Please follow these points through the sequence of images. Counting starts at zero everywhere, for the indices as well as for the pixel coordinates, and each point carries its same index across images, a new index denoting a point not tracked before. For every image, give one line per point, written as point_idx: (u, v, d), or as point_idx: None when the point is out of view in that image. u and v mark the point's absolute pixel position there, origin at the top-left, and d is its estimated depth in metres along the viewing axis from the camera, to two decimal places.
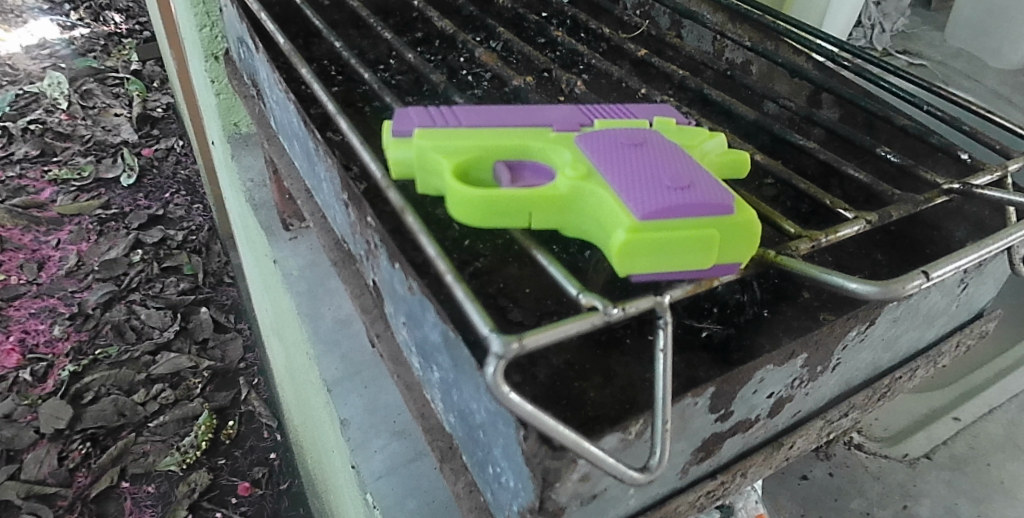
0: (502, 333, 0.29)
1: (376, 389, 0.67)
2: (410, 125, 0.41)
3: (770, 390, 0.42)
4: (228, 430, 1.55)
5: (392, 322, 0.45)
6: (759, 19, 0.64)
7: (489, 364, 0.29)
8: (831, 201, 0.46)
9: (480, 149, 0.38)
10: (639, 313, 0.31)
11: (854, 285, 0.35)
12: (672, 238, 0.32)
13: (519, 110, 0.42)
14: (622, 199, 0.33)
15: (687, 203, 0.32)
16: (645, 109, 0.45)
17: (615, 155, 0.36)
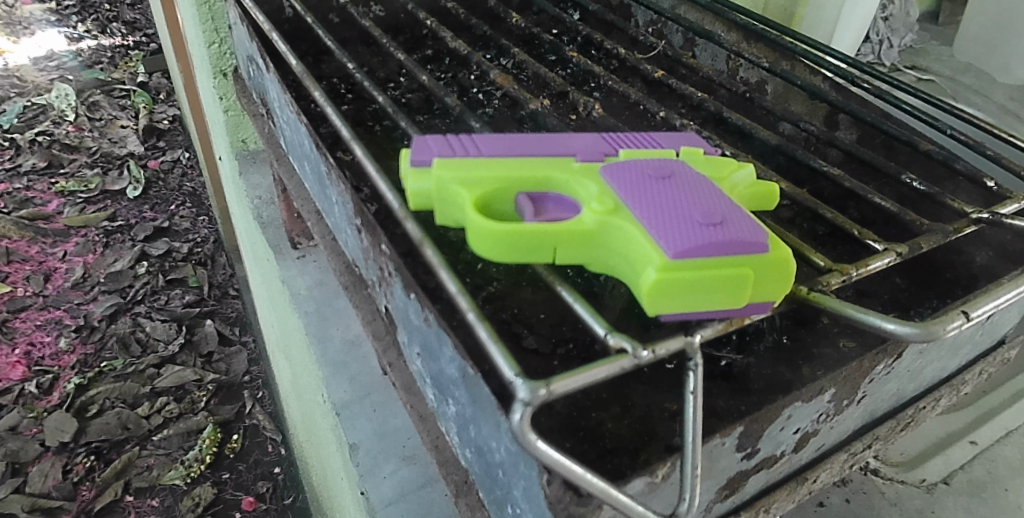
0: (529, 379, 0.29)
1: (386, 412, 0.66)
2: (428, 154, 0.40)
3: (797, 425, 0.41)
4: (233, 444, 1.53)
5: (405, 351, 0.45)
6: (776, 39, 0.62)
7: (516, 410, 0.28)
8: (859, 232, 0.45)
9: (503, 181, 0.38)
10: (668, 355, 0.31)
11: (892, 326, 0.34)
12: (703, 276, 0.32)
13: (539, 138, 0.42)
14: (651, 236, 0.33)
15: (721, 241, 0.32)
16: (669, 136, 0.44)
17: (642, 188, 0.36)
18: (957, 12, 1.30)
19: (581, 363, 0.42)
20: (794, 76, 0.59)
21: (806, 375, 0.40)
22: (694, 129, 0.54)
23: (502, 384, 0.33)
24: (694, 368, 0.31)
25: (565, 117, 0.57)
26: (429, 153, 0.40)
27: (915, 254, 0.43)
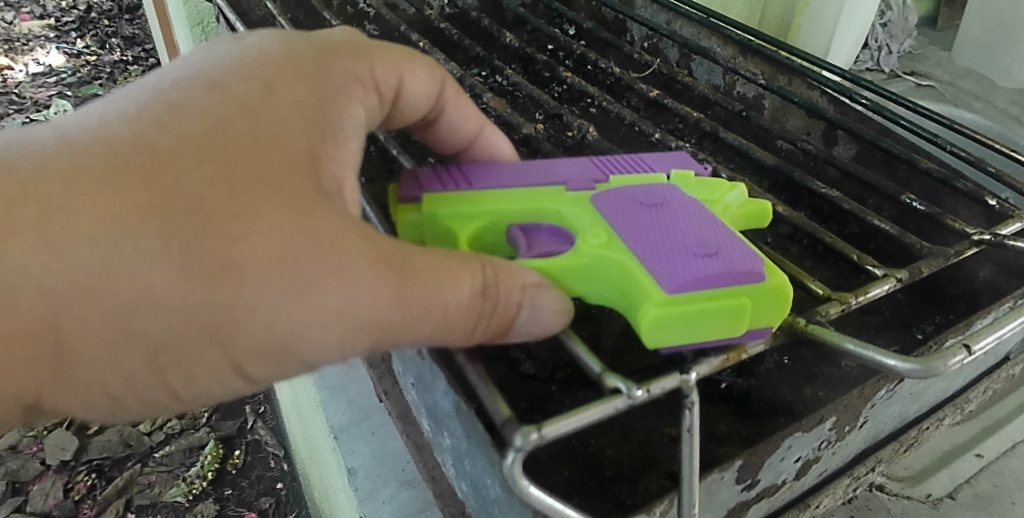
0: (520, 424, 0.28)
1: (385, 434, 0.65)
2: (417, 187, 0.40)
3: (798, 454, 0.40)
4: (234, 461, 1.34)
5: (401, 380, 0.44)
6: (775, 55, 0.62)
7: (508, 455, 0.28)
8: (858, 256, 0.45)
9: (493, 216, 0.38)
10: (663, 394, 0.30)
11: (893, 361, 0.34)
12: (700, 309, 0.32)
13: (529, 164, 0.42)
14: (647, 271, 0.33)
15: (717, 273, 0.32)
16: (663, 157, 0.44)
17: (636, 217, 0.36)
18: (956, 16, 1.29)
19: (580, 390, 0.41)
20: (792, 93, 0.59)
21: (808, 399, 0.39)
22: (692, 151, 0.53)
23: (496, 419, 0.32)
24: (689, 406, 0.31)
25: (561, 138, 0.57)
26: (419, 185, 0.40)
27: (916, 277, 0.43)
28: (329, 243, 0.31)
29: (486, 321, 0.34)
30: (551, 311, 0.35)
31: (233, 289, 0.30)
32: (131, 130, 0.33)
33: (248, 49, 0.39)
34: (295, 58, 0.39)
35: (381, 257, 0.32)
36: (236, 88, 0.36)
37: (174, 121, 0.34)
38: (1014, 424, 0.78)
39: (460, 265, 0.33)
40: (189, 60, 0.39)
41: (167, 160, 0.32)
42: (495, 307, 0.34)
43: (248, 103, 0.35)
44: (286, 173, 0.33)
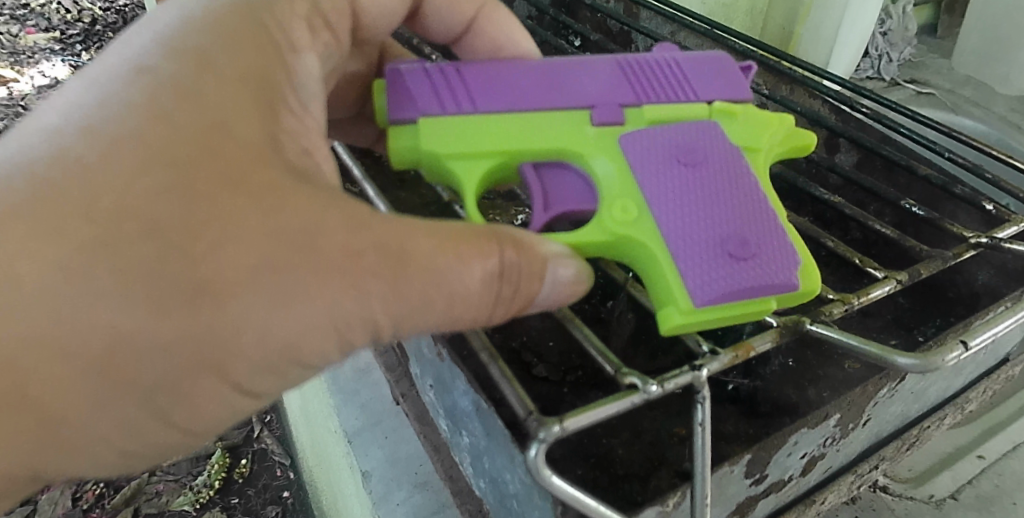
0: (542, 417, 0.29)
1: (397, 439, 0.66)
2: (412, 103, 0.42)
3: (804, 450, 0.42)
4: (242, 469, 1.35)
5: (418, 383, 0.45)
6: (779, 67, 0.63)
7: (532, 447, 0.29)
8: (860, 259, 0.46)
9: (512, 156, 0.43)
10: (676, 388, 0.32)
11: (895, 357, 0.35)
12: (726, 314, 0.39)
13: (554, 77, 0.44)
14: (683, 278, 0.39)
15: (749, 288, 0.38)
16: (693, 66, 0.46)
17: (671, 193, 0.41)
18: (955, 24, 1.30)
19: (590, 391, 0.43)
20: (795, 103, 0.60)
21: (812, 398, 0.41)
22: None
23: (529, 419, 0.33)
24: (702, 400, 0.32)
25: None
26: (413, 101, 0.42)
27: (916, 279, 0.44)
28: (326, 245, 0.34)
29: (500, 299, 0.37)
30: (560, 282, 0.39)
31: (235, 294, 0.33)
32: (118, 119, 0.35)
33: (191, 20, 0.41)
34: (243, 30, 0.41)
35: (378, 249, 0.35)
36: (197, 63, 0.38)
37: (156, 103, 0.36)
38: (1015, 426, 0.79)
39: (473, 247, 0.36)
40: (136, 36, 0.40)
41: (163, 146, 0.34)
42: (508, 287, 0.37)
43: (213, 78, 0.38)
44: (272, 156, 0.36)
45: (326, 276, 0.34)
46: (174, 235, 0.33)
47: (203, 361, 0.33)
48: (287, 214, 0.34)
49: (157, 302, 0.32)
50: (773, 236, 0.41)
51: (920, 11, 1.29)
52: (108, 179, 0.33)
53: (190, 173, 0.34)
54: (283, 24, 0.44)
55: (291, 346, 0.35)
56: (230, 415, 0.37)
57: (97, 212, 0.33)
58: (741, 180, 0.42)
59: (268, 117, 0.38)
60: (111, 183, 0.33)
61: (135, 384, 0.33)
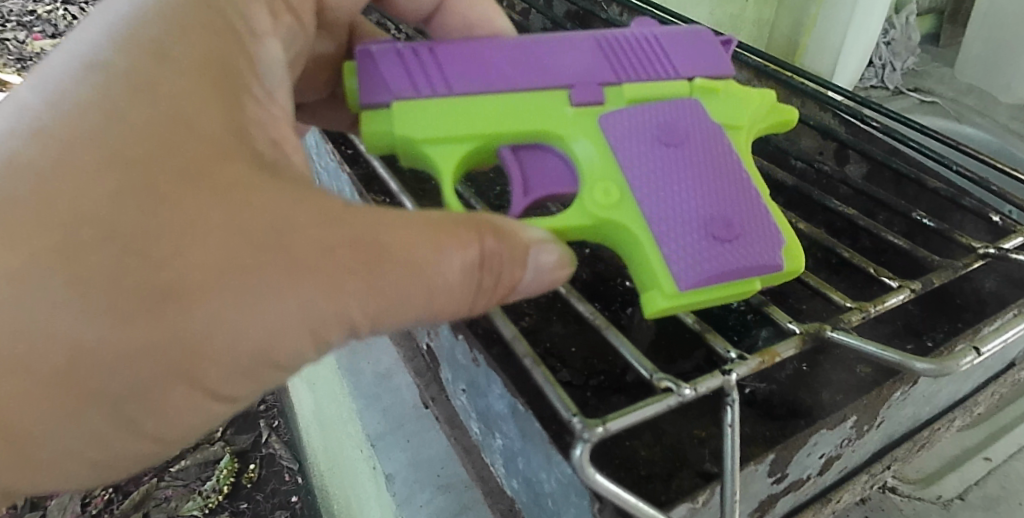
0: (586, 417, 0.31)
1: (418, 443, 0.68)
2: (385, 88, 0.45)
3: (822, 451, 0.43)
4: (250, 474, 1.36)
5: (447, 387, 0.47)
6: (789, 81, 0.66)
7: (577, 446, 0.31)
8: (874, 269, 0.48)
9: (488, 139, 0.46)
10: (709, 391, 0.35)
11: (914, 363, 0.37)
12: (708, 295, 0.44)
13: (533, 58, 0.47)
14: (666, 260, 0.43)
15: (732, 272, 0.43)
16: (671, 44, 0.50)
17: (656, 180, 0.45)
18: (957, 33, 1.32)
19: (612, 395, 0.45)
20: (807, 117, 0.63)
21: (827, 401, 0.43)
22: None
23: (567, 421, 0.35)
24: (732, 404, 0.35)
25: None
26: (386, 86, 0.45)
27: (928, 288, 0.46)
28: (296, 242, 0.36)
29: (483, 288, 0.40)
30: (543, 266, 0.42)
31: (203, 297, 0.35)
32: (85, 106, 0.38)
33: (144, 7, 0.43)
34: (197, 15, 0.44)
35: (352, 243, 0.37)
36: (152, 49, 0.41)
37: (116, 90, 0.39)
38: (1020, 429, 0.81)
39: (453, 237, 0.39)
40: (94, 24, 0.43)
41: (127, 132, 0.37)
42: (490, 275, 0.40)
43: (171, 64, 0.41)
44: (236, 146, 0.39)
45: (295, 273, 0.36)
46: (133, 241, 0.35)
47: (173, 368, 0.36)
48: (252, 212, 0.36)
49: (122, 308, 0.34)
50: (748, 215, 0.45)
51: (923, 19, 1.31)
52: (77, 177, 0.36)
53: (159, 163, 0.37)
54: (239, 13, 0.47)
55: (263, 347, 0.37)
56: (204, 421, 0.39)
57: (66, 215, 0.35)
58: (718, 162, 0.46)
59: (228, 103, 0.41)
60: (78, 183, 0.36)
61: (106, 387, 0.35)
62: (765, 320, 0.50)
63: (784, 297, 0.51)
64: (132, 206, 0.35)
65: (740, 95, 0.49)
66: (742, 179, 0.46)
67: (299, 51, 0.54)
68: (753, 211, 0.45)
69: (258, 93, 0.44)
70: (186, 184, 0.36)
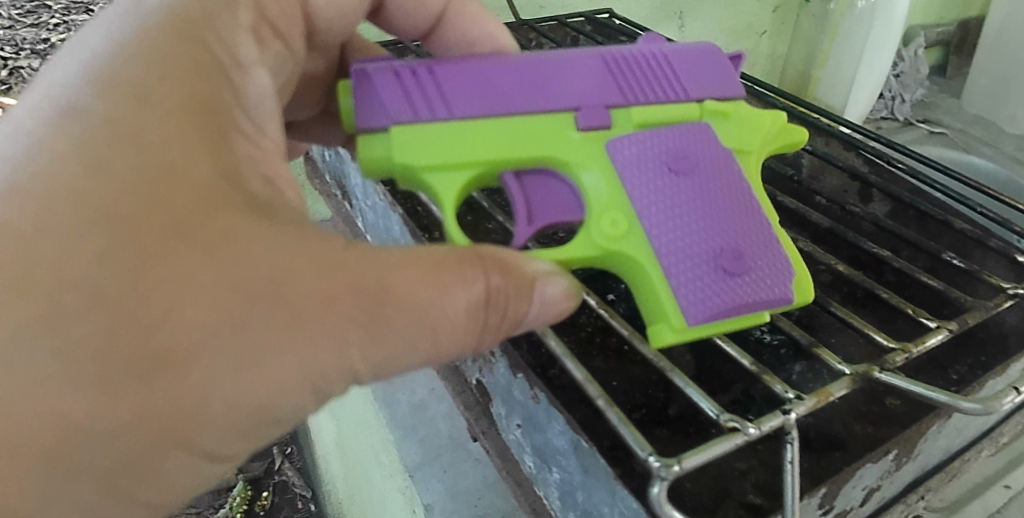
0: (662, 455, 0.33)
1: (456, 473, 0.69)
2: (383, 110, 0.47)
3: (866, 483, 0.45)
4: (263, 502, 1.39)
5: (498, 421, 0.49)
6: (818, 123, 0.70)
7: (656, 484, 0.33)
8: (913, 310, 0.51)
9: (494, 166, 0.48)
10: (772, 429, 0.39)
11: (963, 403, 0.40)
12: (713, 326, 0.46)
13: (540, 82, 0.49)
14: (675, 293, 0.46)
15: (739, 305, 0.46)
16: (679, 66, 0.52)
17: (668, 211, 0.47)
18: (963, 65, 1.36)
19: (654, 428, 0.46)
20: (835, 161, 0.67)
21: (859, 433, 0.44)
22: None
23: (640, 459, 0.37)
24: (793, 440, 0.38)
25: None
26: (384, 109, 0.47)
27: (963, 327, 0.50)
28: (295, 295, 0.38)
29: (487, 325, 0.42)
30: (549, 299, 0.44)
31: (199, 355, 0.37)
32: (81, 146, 0.39)
33: (120, 44, 0.44)
34: (180, 48, 0.45)
35: (355, 289, 0.39)
36: (133, 90, 0.41)
37: (97, 137, 0.39)
38: None
39: (456, 276, 0.41)
40: (71, 63, 0.44)
41: (111, 185, 0.38)
42: (495, 311, 0.42)
43: (152, 106, 0.41)
44: (230, 193, 0.40)
45: (293, 327, 0.38)
46: (128, 301, 0.36)
47: (170, 427, 0.37)
48: (252, 263, 0.38)
49: (117, 367, 0.36)
50: (754, 245, 0.48)
51: (931, 51, 1.34)
52: (65, 234, 0.37)
53: (165, 205, 0.38)
54: (221, 41, 0.47)
55: (262, 400, 0.39)
56: (197, 474, 0.42)
57: (57, 275, 0.36)
58: (726, 191, 0.48)
59: (215, 145, 0.41)
60: (67, 241, 0.37)
61: (151, 440, 0.37)
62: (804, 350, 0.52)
63: (816, 327, 0.53)
64: (123, 264, 0.36)
65: (747, 119, 0.51)
66: (749, 208, 0.49)
67: (288, 75, 0.55)
68: (759, 240, 0.48)
69: (246, 127, 0.45)
70: (209, 246, 0.37)
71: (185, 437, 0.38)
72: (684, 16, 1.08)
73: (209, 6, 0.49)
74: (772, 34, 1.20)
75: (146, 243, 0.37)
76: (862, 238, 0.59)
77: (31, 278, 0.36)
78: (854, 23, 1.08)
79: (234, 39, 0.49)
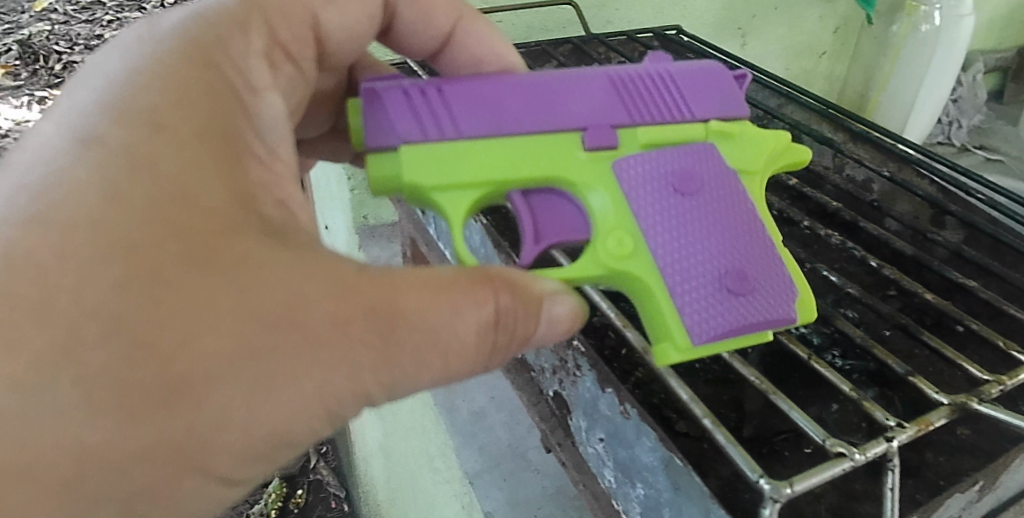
0: (774, 480, 0.39)
1: (514, 481, 0.76)
2: (393, 130, 0.45)
3: (949, 512, 0.47)
4: (298, 499, 1.53)
5: (577, 436, 0.53)
6: (895, 149, 0.71)
7: (768, 504, 0.39)
8: (1000, 342, 0.54)
9: (500, 186, 0.46)
10: (874, 455, 0.43)
11: None
12: (722, 346, 0.46)
13: (545, 99, 0.47)
14: (680, 314, 0.45)
15: (748, 325, 0.45)
16: (685, 84, 0.50)
17: (675, 230, 0.46)
18: None
19: None
20: (914, 187, 0.67)
21: (930, 461, 0.47)
22: (842, 241, 0.65)
23: (729, 470, 0.43)
24: (892, 467, 0.43)
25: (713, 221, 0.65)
26: (394, 129, 0.45)
27: None
28: (309, 320, 0.38)
29: (496, 345, 0.43)
30: (555, 317, 0.45)
31: (214, 385, 0.37)
32: (95, 171, 0.39)
33: (132, 68, 0.44)
34: (192, 74, 0.45)
35: (368, 314, 0.40)
36: (150, 119, 0.41)
37: (115, 167, 0.39)
38: None
39: (466, 295, 0.42)
40: (87, 89, 0.44)
41: (130, 214, 0.38)
42: (504, 332, 0.43)
43: (169, 134, 0.41)
44: (243, 217, 0.40)
45: (308, 353, 0.38)
46: (148, 327, 0.36)
47: (211, 442, 0.38)
48: (267, 287, 0.38)
49: (132, 403, 0.36)
50: (758, 265, 0.47)
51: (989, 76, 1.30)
52: (82, 264, 0.37)
53: (190, 228, 0.38)
54: (234, 65, 0.48)
55: (276, 429, 0.39)
56: (212, 504, 0.42)
57: (72, 307, 0.36)
58: (732, 211, 0.47)
59: (230, 169, 0.42)
60: (83, 271, 0.36)
61: (231, 440, 0.38)
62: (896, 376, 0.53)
63: (908, 356, 0.54)
64: (137, 297, 0.36)
65: (749, 138, 0.50)
66: (754, 227, 0.48)
67: (301, 96, 0.56)
68: (763, 260, 0.47)
69: (260, 153, 0.45)
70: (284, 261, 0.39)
71: (199, 464, 0.38)
72: (747, 35, 1.09)
73: (218, 31, 0.49)
74: (832, 55, 1.19)
75: (166, 272, 0.37)
76: (947, 268, 0.61)
77: (82, 292, 0.36)
78: (918, 46, 1.07)
79: (246, 65, 0.49)
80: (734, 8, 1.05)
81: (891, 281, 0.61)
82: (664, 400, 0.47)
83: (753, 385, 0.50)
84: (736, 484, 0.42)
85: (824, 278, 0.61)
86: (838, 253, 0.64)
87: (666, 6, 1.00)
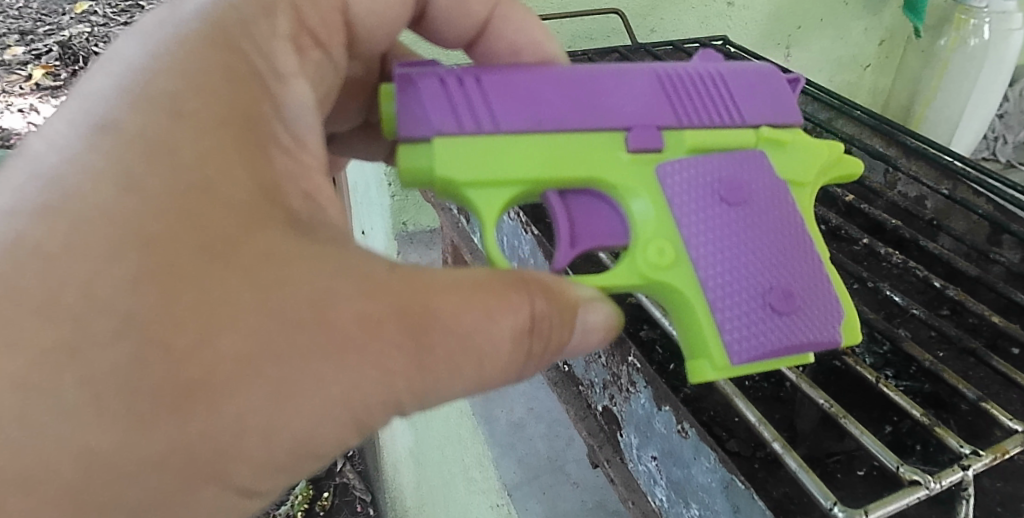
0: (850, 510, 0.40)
1: (553, 495, 0.75)
2: (426, 121, 0.43)
3: None
4: (323, 502, 1.58)
5: (628, 454, 0.54)
6: (951, 166, 0.71)
7: None
8: None
9: (536, 185, 0.44)
10: (950, 484, 0.43)
11: None
12: (760, 367, 0.43)
13: (588, 95, 0.45)
14: (720, 330, 0.43)
15: (789, 348, 0.43)
16: (737, 85, 0.48)
17: (719, 243, 0.44)
18: None
19: (779, 470, 0.44)
20: (973, 206, 0.66)
21: (988, 487, 0.46)
22: (902, 259, 0.64)
23: (783, 489, 0.43)
24: (968, 497, 0.43)
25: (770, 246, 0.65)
26: (427, 120, 0.43)
27: None
28: (339, 319, 0.37)
29: (533, 353, 0.41)
30: (591, 326, 0.44)
31: (236, 389, 0.35)
32: (108, 155, 0.37)
33: (154, 51, 0.43)
34: (216, 59, 0.43)
35: (400, 315, 0.38)
36: (168, 105, 0.40)
37: (130, 153, 0.37)
38: None
39: (504, 302, 0.40)
40: (104, 73, 0.42)
41: (145, 204, 0.36)
42: (539, 340, 0.41)
43: (188, 121, 0.39)
44: (268, 210, 0.39)
45: (337, 356, 0.36)
46: (165, 321, 0.34)
47: (225, 450, 0.36)
48: (295, 286, 0.36)
49: (148, 398, 0.34)
50: (807, 285, 0.44)
51: None
52: (92, 256, 0.34)
53: (207, 218, 0.36)
54: (258, 49, 0.46)
55: (300, 437, 0.37)
56: (229, 516, 0.39)
57: (81, 302, 0.34)
58: (782, 225, 0.45)
59: (255, 160, 0.40)
60: (94, 260, 0.34)
61: (256, 450, 0.36)
62: (957, 397, 0.51)
63: (967, 376, 0.53)
64: (153, 292, 0.34)
65: (805, 146, 0.48)
66: (804, 244, 0.45)
67: (329, 85, 0.54)
68: (812, 279, 0.45)
69: (285, 142, 0.43)
70: (320, 256, 0.38)
71: (216, 472, 0.36)
72: (792, 45, 1.08)
73: (244, 13, 0.47)
74: (877, 67, 1.17)
75: (185, 264, 0.35)
76: (1013, 291, 0.60)
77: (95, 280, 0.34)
78: (965, 62, 1.05)
79: (271, 49, 0.47)
80: (779, 18, 1.04)
81: (949, 299, 0.60)
82: (713, 417, 0.48)
83: (822, 407, 0.49)
84: (794, 505, 0.42)
85: (884, 297, 0.61)
86: (895, 272, 0.63)
87: (711, 16, 0.99)
